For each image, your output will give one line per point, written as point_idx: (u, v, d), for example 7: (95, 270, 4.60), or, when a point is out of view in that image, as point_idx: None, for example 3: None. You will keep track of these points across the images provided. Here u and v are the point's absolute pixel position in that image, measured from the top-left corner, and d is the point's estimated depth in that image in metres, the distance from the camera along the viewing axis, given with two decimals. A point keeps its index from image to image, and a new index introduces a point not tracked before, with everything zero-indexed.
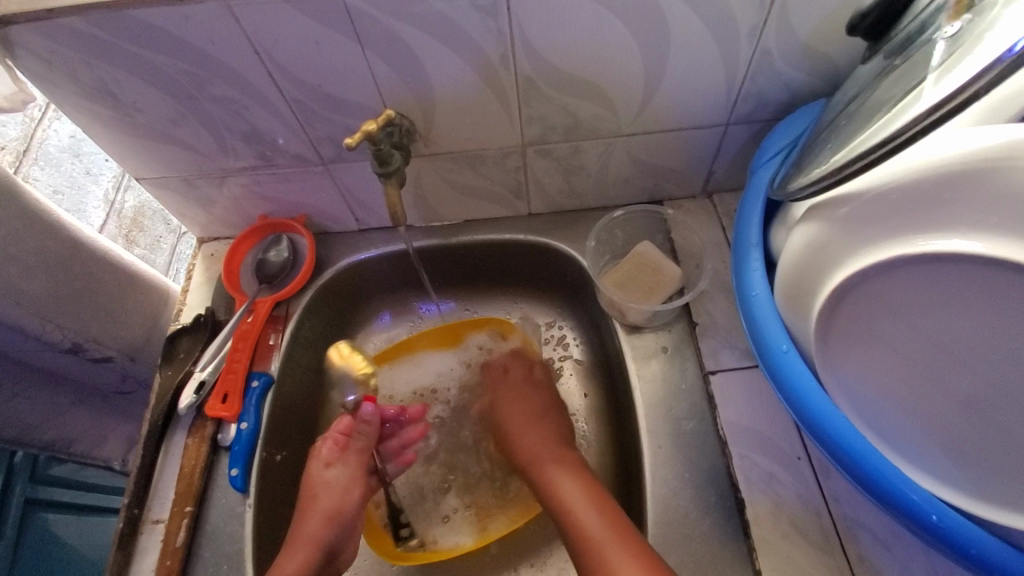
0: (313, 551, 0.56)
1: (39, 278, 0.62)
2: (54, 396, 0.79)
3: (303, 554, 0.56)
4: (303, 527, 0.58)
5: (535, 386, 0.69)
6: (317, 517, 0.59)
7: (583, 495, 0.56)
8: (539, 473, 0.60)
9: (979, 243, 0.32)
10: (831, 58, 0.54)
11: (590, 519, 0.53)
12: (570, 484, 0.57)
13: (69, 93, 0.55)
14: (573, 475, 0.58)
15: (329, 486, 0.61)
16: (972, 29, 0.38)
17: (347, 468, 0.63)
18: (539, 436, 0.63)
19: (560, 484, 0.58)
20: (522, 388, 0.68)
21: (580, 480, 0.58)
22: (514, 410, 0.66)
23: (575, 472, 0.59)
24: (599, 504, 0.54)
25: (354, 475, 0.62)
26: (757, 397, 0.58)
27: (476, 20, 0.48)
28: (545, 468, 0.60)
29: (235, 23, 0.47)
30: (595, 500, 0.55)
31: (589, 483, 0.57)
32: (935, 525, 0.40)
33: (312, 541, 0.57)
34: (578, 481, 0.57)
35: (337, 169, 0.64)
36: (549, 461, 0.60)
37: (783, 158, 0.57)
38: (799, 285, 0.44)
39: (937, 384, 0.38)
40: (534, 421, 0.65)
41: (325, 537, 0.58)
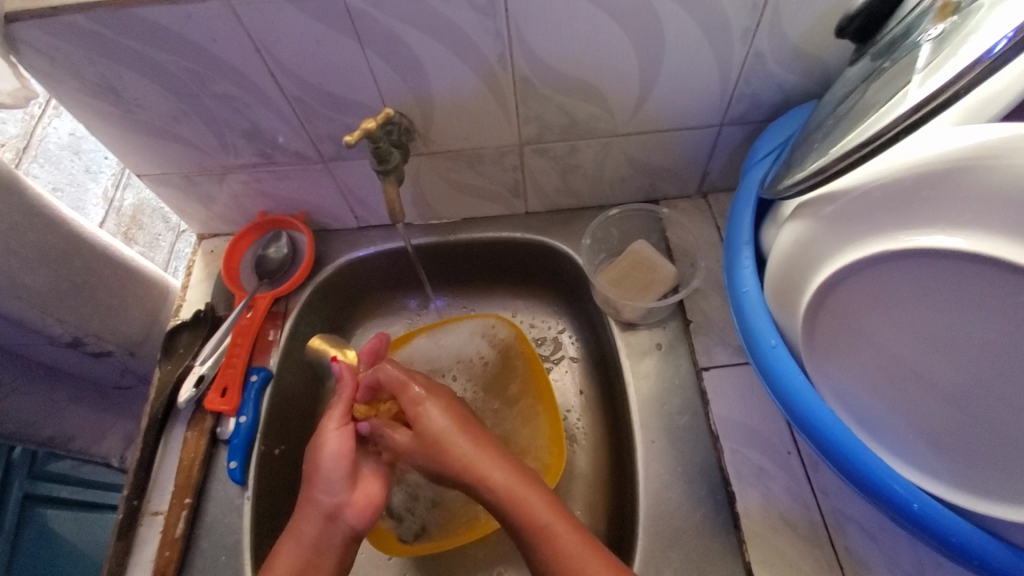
0: (320, 517, 0.51)
1: (41, 273, 0.63)
2: (53, 391, 0.79)
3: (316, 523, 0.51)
4: (307, 492, 0.53)
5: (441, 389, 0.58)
6: (312, 481, 0.53)
7: (498, 465, 0.52)
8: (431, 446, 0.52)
9: (961, 239, 0.32)
10: (823, 61, 0.55)
11: (536, 506, 0.49)
12: (469, 451, 0.52)
13: (73, 90, 0.55)
14: (500, 462, 0.52)
15: (316, 448, 0.54)
16: (957, 31, 0.39)
17: (330, 423, 0.55)
18: (434, 419, 0.54)
19: (486, 475, 0.51)
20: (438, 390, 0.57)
21: (509, 470, 0.51)
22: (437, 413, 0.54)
23: (483, 451, 0.53)
24: (528, 491, 0.50)
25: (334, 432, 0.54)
26: (749, 393, 0.59)
27: (474, 20, 0.49)
28: (438, 441, 0.52)
29: (237, 22, 0.48)
30: (528, 483, 0.51)
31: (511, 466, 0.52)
32: (918, 514, 0.41)
33: (315, 504, 0.52)
34: (478, 448, 0.52)
35: (337, 166, 0.65)
36: (452, 435, 0.53)
37: (774, 158, 0.58)
38: (787, 282, 0.45)
39: (920, 378, 0.39)
40: (410, 379, 0.57)
41: (325, 499, 0.52)
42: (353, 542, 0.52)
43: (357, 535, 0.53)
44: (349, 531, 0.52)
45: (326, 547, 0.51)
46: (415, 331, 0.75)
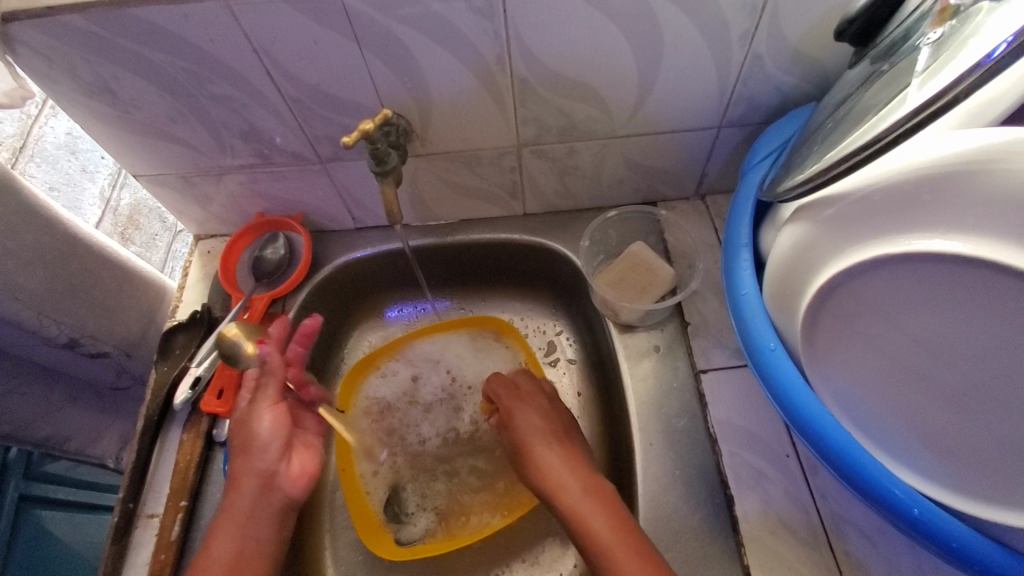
0: (257, 480, 0.54)
1: (36, 274, 0.63)
2: (48, 392, 0.79)
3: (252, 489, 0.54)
4: (235, 466, 0.55)
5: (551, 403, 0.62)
6: (241, 451, 0.55)
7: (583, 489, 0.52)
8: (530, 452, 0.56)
9: (959, 243, 0.33)
10: (821, 63, 0.55)
11: (603, 528, 0.48)
12: (559, 473, 0.54)
13: (69, 90, 0.55)
14: (579, 475, 0.53)
15: (245, 423, 0.56)
16: (956, 34, 0.39)
17: (258, 396, 0.57)
18: (532, 431, 0.58)
19: (564, 490, 0.52)
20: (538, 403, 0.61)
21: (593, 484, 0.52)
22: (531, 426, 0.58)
23: (575, 467, 0.54)
24: (601, 504, 0.50)
25: (266, 405, 0.57)
26: (747, 396, 0.59)
27: (473, 21, 0.49)
28: (533, 449, 0.56)
29: (234, 22, 0.48)
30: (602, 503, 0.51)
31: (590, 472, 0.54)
32: (918, 519, 0.41)
33: (251, 473, 0.54)
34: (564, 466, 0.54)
35: (334, 167, 0.64)
36: (541, 449, 0.56)
37: (773, 160, 0.58)
38: (786, 284, 0.45)
39: (919, 382, 0.39)
40: (517, 398, 0.61)
41: (257, 468, 0.54)
42: (288, 510, 0.56)
43: (289, 502, 0.56)
44: (287, 499, 0.55)
45: (258, 510, 0.54)
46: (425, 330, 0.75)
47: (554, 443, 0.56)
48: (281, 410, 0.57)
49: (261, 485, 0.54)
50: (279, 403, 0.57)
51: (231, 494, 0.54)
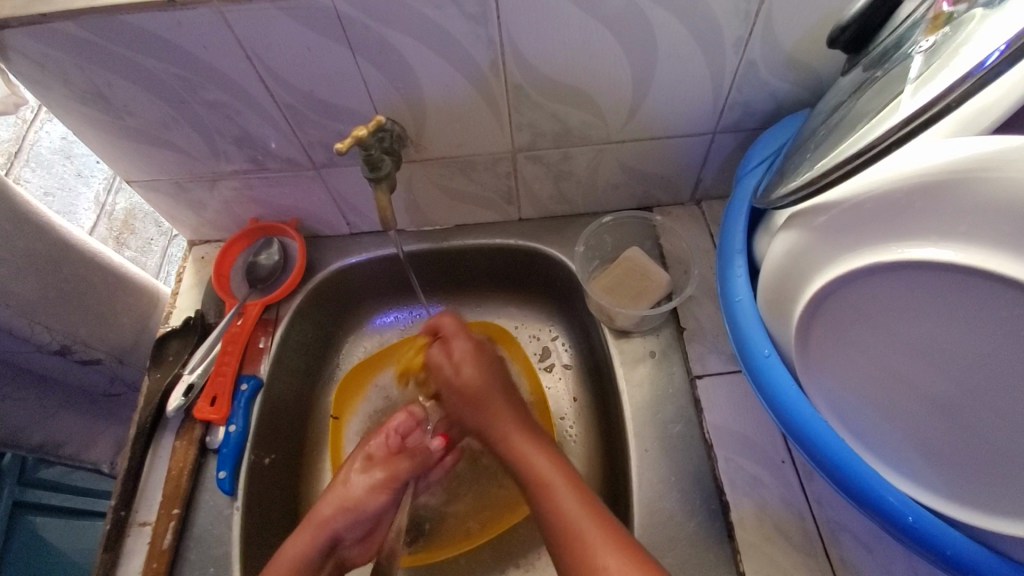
0: (323, 532, 0.55)
1: (28, 280, 0.62)
2: (41, 398, 0.78)
3: (313, 541, 0.55)
4: (321, 508, 0.57)
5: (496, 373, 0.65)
6: (336, 510, 0.56)
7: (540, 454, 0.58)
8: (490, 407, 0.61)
9: (952, 251, 0.32)
10: (815, 69, 0.55)
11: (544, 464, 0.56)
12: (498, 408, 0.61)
13: (61, 96, 0.55)
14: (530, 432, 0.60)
15: (365, 478, 0.59)
16: (948, 42, 0.39)
17: (377, 466, 0.60)
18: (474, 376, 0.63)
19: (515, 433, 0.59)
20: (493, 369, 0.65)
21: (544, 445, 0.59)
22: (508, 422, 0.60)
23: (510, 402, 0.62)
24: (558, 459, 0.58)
25: (384, 481, 0.58)
26: (743, 401, 0.59)
27: (467, 28, 0.49)
28: (478, 394, 0.62)
29: (227, 29, 0.48)
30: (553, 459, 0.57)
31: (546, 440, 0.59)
32: (911, 526, 0.41)
33: (323, 523, 0.56)
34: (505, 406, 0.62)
35: (328, 173, 0.64)
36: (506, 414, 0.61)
37: (767, 166, 0.58)
38: (779, 291, 0.45)
39: (913, 390, 0.39)
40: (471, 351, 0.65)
41: (335, 528, 0.56)
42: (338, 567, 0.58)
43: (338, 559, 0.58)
44: (339, 561, 0.58)
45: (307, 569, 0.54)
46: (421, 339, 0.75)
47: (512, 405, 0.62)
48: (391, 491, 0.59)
49: (321, 530, 0.55)
50: (394, 484, 0.59)
51: (297, 535, 0.56)
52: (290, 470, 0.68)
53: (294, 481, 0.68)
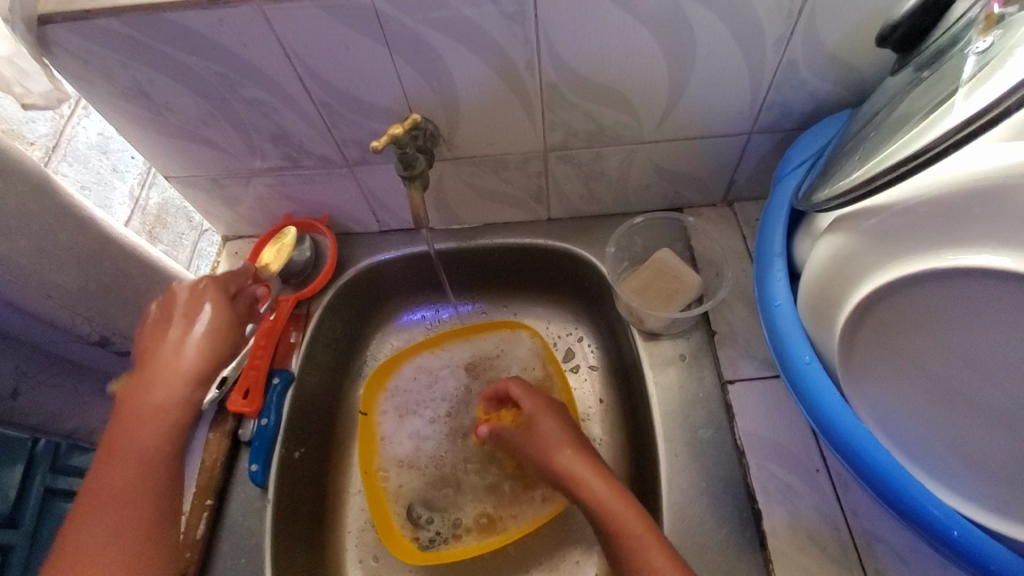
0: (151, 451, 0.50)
1: (70, 272, 0.64)
2: (79, 386, 0.80)
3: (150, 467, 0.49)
4: (127, 430, 0.50)
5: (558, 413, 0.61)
6: (169, 379, 0.52)
7: (620, 502, 0.51)
8: (540, 452, 0.58)
9: (1007, 258, 0.32)
10: (858, 69, 0.53)
11: (624, 513, 0.50)
12: (584, 470, 0.55)
13: (105, 93, 0.56)
14: (596, 471, 0.55)
15: (185, 328, 0.54)
16: (1004, 42, 0.38)
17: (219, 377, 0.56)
18: (542, 427, 0.59)
19: (586, 481, 0.54)
20: (553, 408, 0.61)
21: (608, 482, 0.54)
22: (558, 438, 0.58)
23: (585, 461, 0.56)
24: (627, 505, 0.51)
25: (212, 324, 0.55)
26: (775, 408, 0.58)
27: (503, 26, 0.48)
28: (552, 451, 0.57)
29: (267, 26, 0.48)
30: (627, 504, 0.51)
31: (612, 482, 0.54)
32: (957, 541, 0.40)
33: (161, 407, 0.51)
34: (592, 466, 0.55)
35: (361, 170, 0.65)
36: (592, 478, 0.54)
37: (807, 168, 0.56)
38: (823, 297, 0.44)
39: (963, 399, 0.37)
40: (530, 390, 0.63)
41: (167, 433, 0.51)
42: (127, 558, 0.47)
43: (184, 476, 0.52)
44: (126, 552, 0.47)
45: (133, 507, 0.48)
46: (445, 334, 0.76)
47: (585, 453, 0.57)
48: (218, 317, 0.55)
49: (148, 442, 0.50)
50: (224, 343, 0.55)
51: (117, 458, 0.49)
52: (319, 464, 0.68)
53: (323, 475, 0.69)
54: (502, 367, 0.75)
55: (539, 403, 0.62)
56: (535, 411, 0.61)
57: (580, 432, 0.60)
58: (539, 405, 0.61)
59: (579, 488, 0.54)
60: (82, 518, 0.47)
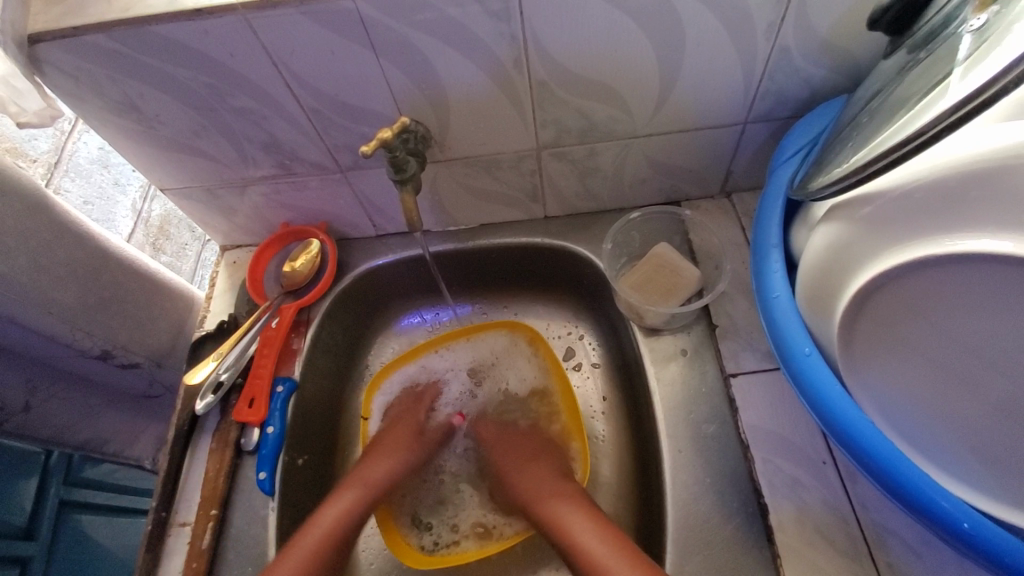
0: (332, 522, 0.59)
1: (69, 288, 0.64)
2: (88, 398, 0.81)
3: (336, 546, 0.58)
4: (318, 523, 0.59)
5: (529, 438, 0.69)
6: (354, 492, 0.62)
7: (613, 554, 0.51)
8: (523, 488, 0.62)
9: (1009, 242, 0.31)
10: (854, 52, 0.52)
11: (615, 564, 0.50)
12: (567, 515, 0.57)
13: (96, 107, 0.56)
14: (587, 520, 0.55)
15: (371, 485, 0.63)
16: (1001, 19, 0.37)
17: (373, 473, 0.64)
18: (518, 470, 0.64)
19: (575, 534, 0.55)
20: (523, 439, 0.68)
21: (598, 531, 0.54)
22: (525, 464, 0.64)
23: (574, 508, 0.57)
24: (623, 555, 0.51)
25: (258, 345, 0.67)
26: (779, 400, 0.57)
27: (489, 25, 0.48)
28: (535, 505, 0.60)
29: (253, 36, 0.48)
30: (625, 557, 0.51)
31: (606, 532, 0.54)
32: (968, 534, 0.39)
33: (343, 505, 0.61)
34: (578, 509, 0.57)
35: (355, 175, 0.64)
36: (580, 528, 0.55)
37: (803, 156, 0.56)
38: (821, 287, 0.43)
39: (968, 389, 0.37)
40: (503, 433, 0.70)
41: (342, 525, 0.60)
42: None
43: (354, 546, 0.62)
44: None
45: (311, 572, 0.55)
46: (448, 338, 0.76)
47: (578, 505, 0.57)
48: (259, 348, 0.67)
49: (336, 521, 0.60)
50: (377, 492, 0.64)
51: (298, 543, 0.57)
52: (323, 471, 0.69)
53: (327, 481, 0.69)
54: (503, 375, 0.75)
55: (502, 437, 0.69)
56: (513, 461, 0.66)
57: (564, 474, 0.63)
58: (506, 440, 0.68)
59: (560, 530, 0.56)
60: None
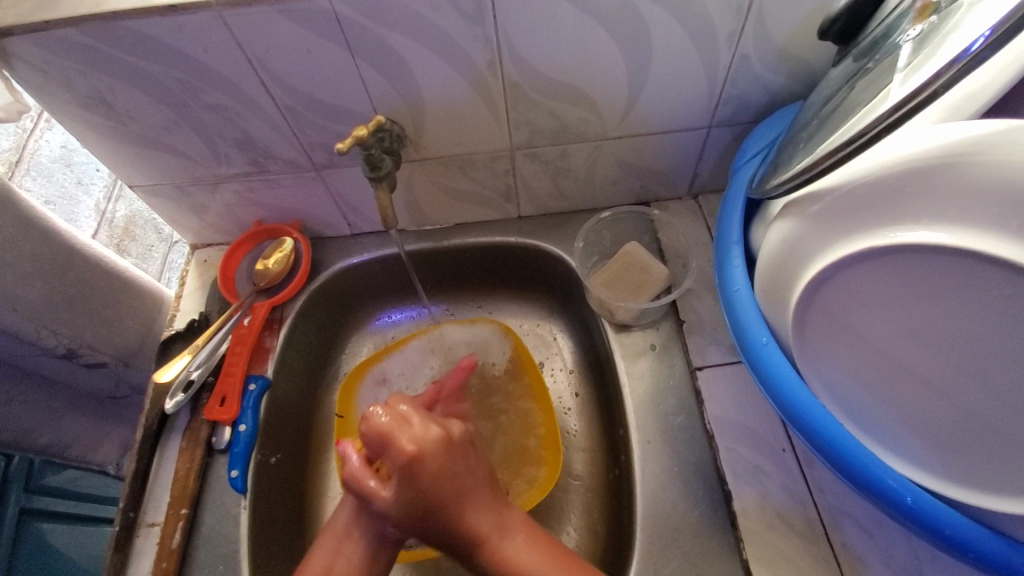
0: (356, 508, 0.52)
1: (35, 285, 0.63)
2: (50, 400, 0.79)
3: (365, 544, 0.51)
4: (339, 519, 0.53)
5: (446, 447, 0.50)
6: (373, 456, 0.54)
7: (552, 566, 0.47)
8: (435, 503, 0.47)
9: (944, 233, 0.33)
10: (808, 62, 0.56)
11: (556, 573, 0.47)
12: (489, 523, 0.48)
13: (65, 103, 0.56)
14: (509, 525, 0.49)
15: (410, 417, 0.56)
16: (935, 31, 0.40)
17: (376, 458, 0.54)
18: (428, 458, 0.48)
19: (509, 534, 0.48)
20: (446, 456, 0.50)
21: (529, 540, 0.49)
22: (428, 477, 0.48)
23: (449, 472, 0.49)
24: (552, 563, 0.47)
25: (229, 349, 0.66)
26: (742, 392, 0.60)
27: (463, 27, 0.49)
28: (447, 470, 0.49)
29: (228, 33, 0.48)
30: (549, 555, 0.48)
31: (539, 538, 0.49)
32: (911, 507, 0.42)
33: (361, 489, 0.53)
34: (491, 517, 0.49)
35: (329, 174, 0.65)
36: (494, 536, 0.48)
37: (762, 158, 0.58)
38: (776, 280, 0.45)
39: (909, 374, 0.39)
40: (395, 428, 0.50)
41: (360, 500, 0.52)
42: (382, 540, 0.51)
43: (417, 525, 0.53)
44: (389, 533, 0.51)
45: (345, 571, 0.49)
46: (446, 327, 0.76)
47: (478, 501, 0.49)
48: (231, 351, 0.66)
49: (360, 513, 0.51)
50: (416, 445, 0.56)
51: (324, 540, 0.52)
52: (296, 469, 0.68)
53: (300, 479, 0.68)
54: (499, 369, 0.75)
55: (428, 446, 0.49)
56: (390, 430, 0.50)
57: (464, 461, 0.51)
58: (389, 455, 0.49)
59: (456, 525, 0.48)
60: (313, 559, 0.51)
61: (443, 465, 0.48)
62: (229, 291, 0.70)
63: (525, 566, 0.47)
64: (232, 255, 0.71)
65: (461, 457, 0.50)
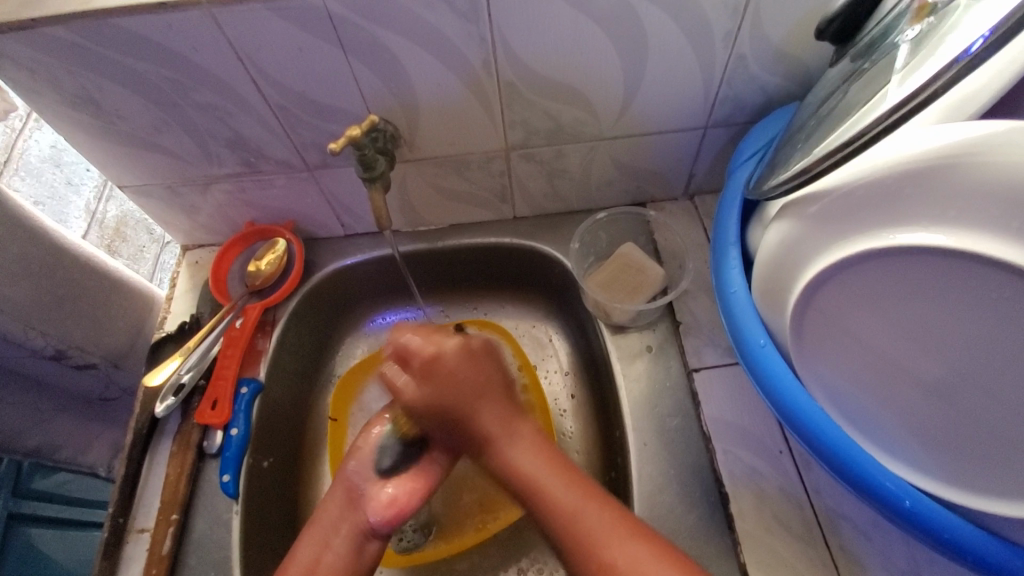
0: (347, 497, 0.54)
1: (21, 287, 0.62)
2: (38, 403, 0.77)
3: (353, 538, 0.52)
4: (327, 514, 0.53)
5: (469, 355, 0.52)
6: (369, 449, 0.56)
7: (563, 483, 0.48)
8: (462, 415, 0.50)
9: (943, 236, 0.33)
10: (804, 62, 0.56)
11: (565, 494, 0.48)
12: (496, 425, 0.51)
13: (52, 102, 0.55)
14: (516, 433, 0.51)
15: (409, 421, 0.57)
16: (933, 32, 0.40)
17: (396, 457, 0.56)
18: (448, 359, 0.51)
19: (509, 453, 0.50)
20: (467, 366, 0.51)
21: (536, 454, 0.50)
22: (466, 380, 0.51)
23: (469, 389, 0.51)
24: (564, 479, 0.49)
25: (218, 353, 0.65)
26: (738, 394, 0.59)
27: (458, 26, 0.49)
28: (469, 399, 0.50)
29: (219, 31, 0.48)
30: (566, 477, 0.49)
31: (549, 454, 0.51)
32: (910, 511, 0.42)
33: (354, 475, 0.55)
34: (505, 421, 0.51)
35: (322, 174, 0.64)
36: (504, 442, 0.50)
37: (758, 159, 0.58)
38: (774, 282, 0.45)
39: (909, 376, 0.39)
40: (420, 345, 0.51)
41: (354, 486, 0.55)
42: (365, 534, 0.53)
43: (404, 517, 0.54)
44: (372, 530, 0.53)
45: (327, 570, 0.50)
46: None
47: (496, 399, 0.52)
48: (220, 354, 0.65)
49: (351, 503, 0.54)
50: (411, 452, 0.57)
51: (306, 537, 0.53)
52: (290, 473, 0.68)
53: (293, 483, 0.68)
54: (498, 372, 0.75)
55: (443, 356, 0.51)
56: (424, 374, 0.50)
57: (491, 364, 0.53)
58: (431, 373, 0.50)
59: (472, 425, 0.51)
60: (301, 543, 0.52)
61: (474, 380, 0.51)
62: (221, 293, 0.69)
63: (551, 487, 0.48)
64: (223, 256, 0.70)
65: (484, 382, 0.52)
